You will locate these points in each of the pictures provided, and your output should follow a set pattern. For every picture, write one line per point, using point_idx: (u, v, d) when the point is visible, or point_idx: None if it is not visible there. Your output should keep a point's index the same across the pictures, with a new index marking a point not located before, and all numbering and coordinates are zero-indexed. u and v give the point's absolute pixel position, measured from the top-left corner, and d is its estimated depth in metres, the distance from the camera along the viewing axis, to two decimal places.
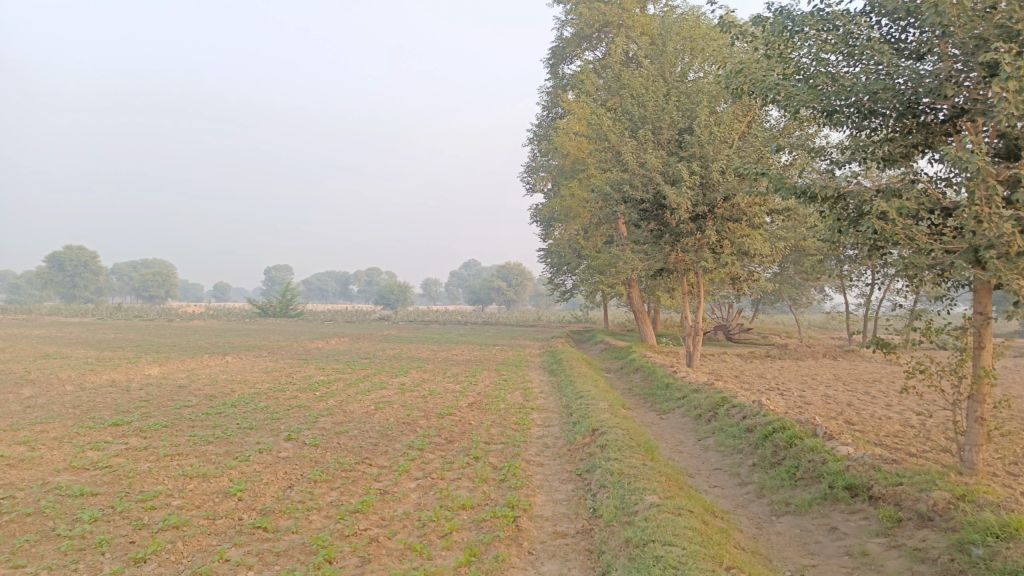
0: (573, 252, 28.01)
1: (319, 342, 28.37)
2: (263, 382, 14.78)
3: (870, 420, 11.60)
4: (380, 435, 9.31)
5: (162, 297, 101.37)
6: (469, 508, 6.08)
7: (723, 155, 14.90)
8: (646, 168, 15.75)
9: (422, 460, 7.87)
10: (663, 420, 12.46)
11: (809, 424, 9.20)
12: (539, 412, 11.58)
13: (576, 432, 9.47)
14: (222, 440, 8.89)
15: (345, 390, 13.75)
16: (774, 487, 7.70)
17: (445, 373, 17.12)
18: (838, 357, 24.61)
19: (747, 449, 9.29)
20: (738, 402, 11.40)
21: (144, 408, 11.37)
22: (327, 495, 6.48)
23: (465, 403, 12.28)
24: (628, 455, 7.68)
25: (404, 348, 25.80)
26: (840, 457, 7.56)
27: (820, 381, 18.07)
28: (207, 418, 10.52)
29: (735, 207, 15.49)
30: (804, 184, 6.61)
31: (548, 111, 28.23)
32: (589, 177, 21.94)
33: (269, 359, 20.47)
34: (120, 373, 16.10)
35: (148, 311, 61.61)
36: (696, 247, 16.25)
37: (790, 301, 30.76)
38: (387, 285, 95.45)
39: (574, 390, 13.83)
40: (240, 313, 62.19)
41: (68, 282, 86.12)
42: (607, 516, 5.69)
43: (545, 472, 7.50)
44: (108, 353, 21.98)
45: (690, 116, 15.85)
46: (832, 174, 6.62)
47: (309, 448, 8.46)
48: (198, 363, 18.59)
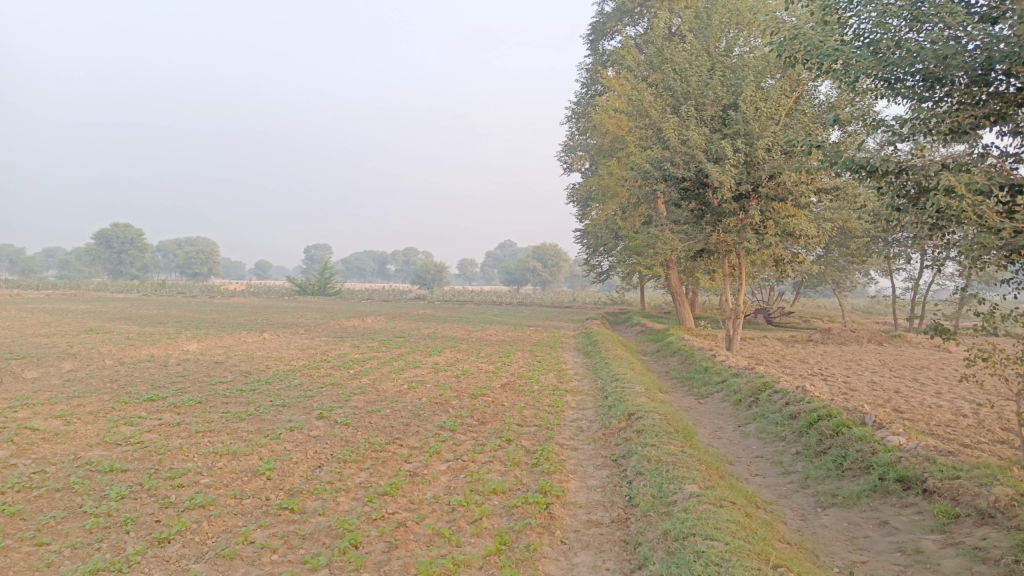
0: (611, 233, 27.60)
1: (355, 320, 28.55)
2: (298, 360, 14.81)
3: (920, 408, 11.12)
4: (413, 415, 9.19)
5: (204, 275, 103.42)
6: (500, 493, 5.88)
7: (769, 132, 14.36)
8: (688, 146, 15.28)
9: (454, 442, 7.71)
10: (701, 404, 12.13)
11: (857, 412, 8.80)
12: (573, 394, 11.36)
13: (612, 416, 9.22)
14: (254, 417, 8.85)
15: (379, 369, 13.70)
16: (820, 477, 7.35)
17: (479, 353, 16.99)
18: (884, 342, 23.85)
19: (790, 437, 8.93)
20: (780, 387, 11.01)
21: (180, 383, 11.44)
22: (356, 476, 6.35)
23: (499, 383, 12.12)
24: (666, 441, 7.41)
25: (439, 327, 25.77)
26: (891, 447, 7.17)
27: (866, 367, 17.49)
28: (241, 394, 10.54)
29: (781, 186, 14.94)
30: (860, 159, 6.25)
31: (588, 89, 27.72)
32: (629, 155, 21.47)
33: (306, 336, 20.60)
34: (160, 348, 16.32)
35: (191, 287, 62.93)
36: (738, 227, 15.78)
37: (835, 285, 29.92)
38: (423, 264, 95.89)
39: (609, 372, 13.57)
40: (279, 291, 63.11)
41: (115, 258, 88.42)
42: (644, 505, 5.45)
43: (580, 457, 7.27)
44: (150, 328, 22.39)
45: (735, 92, 15.31)
46: (892, 148, 6.23)
47: (340, 427, 8.36)
48: (235, 339, 18.77)
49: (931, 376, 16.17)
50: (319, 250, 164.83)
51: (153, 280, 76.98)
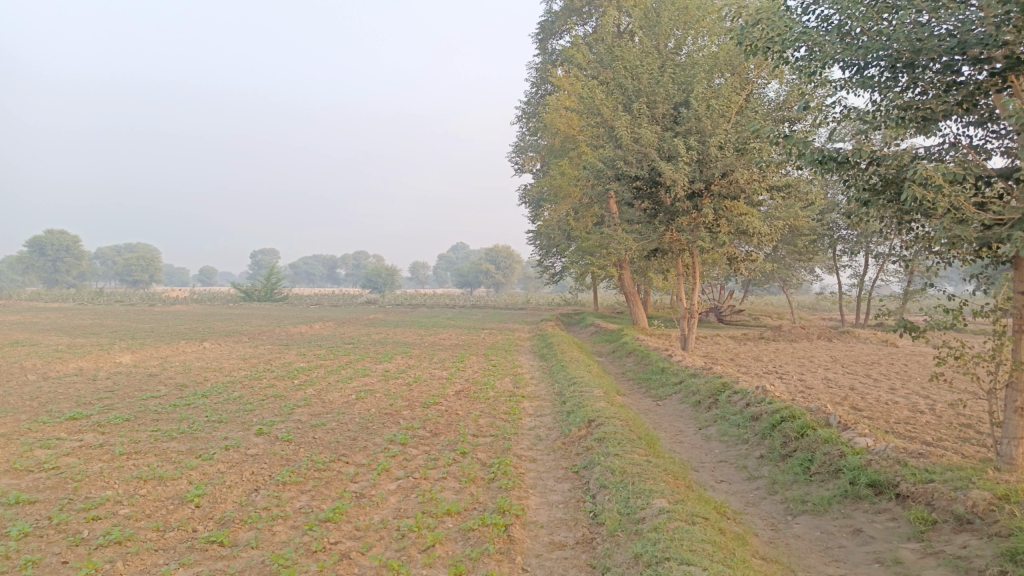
0: (563, 234, 27.34)
1: (303, 326, 27.64)
2: (239, 370, 14.03)
3: (877, 405, 11.05)
4: (360, 428, 8.64)
5: (146, 282, 100.03)
6: (455, 514, 5.42)
7: (722, 129, 14.21)
8: (641, 144, 15.01)
9: (405, 457, 7.19)
10: (660, 407, 11.86)
11: (821, 413, 8.58)
12: (530, 400, 10.95)
13: (571, 422, 8.82)
14: (186, 435, 8.17)
15: (326, 378, 13.03)
16: (787, 483, 7.08)
17: (431, 359, 16.44)
18: (833, 339, 24.13)
19: (753, 440, 8.67)
20: (740, 388, 10.78)
21: (108, 399, 10.59)
22: (296, 500, 5.80)
23: (452, 390, 11.62)
24: (629, 450, 7.03)
25: (389, 333, 25.06)
26: (859, 449, 6.94)
27: (818, 364, 17.53)
28: (173, 410, 9.79)
29: (733, 183, 14.77)
30: (829, 150, 6.02)
31: (538, 88, 27.45)
32: (581, 154, 21.20)
33: (249, 345, 19.68)
34: (89, 361, 15.30)
35: (131, 295, 60.50)
36: (692, 226, 15.62)
37: (782, 282, 30.24)
38: (374, 268, 94.51)
39: (566, 376, 13.20)
40: (224, 298, 61.16)
41: (50, 267, 84.63)
42: (611, 523, 5.04)
43: (539, 470, 6.84)
44: (80, 339, 21.11)
45: (686, 90, 15.11)
46: (859, 137, 6.01)
47: (280, 444, 7.74)
48: (172, 350, 17.79)
49: (883, 371, 16.26)
50: (267, 255, 161.16)
51: (91, 288, 74.15)
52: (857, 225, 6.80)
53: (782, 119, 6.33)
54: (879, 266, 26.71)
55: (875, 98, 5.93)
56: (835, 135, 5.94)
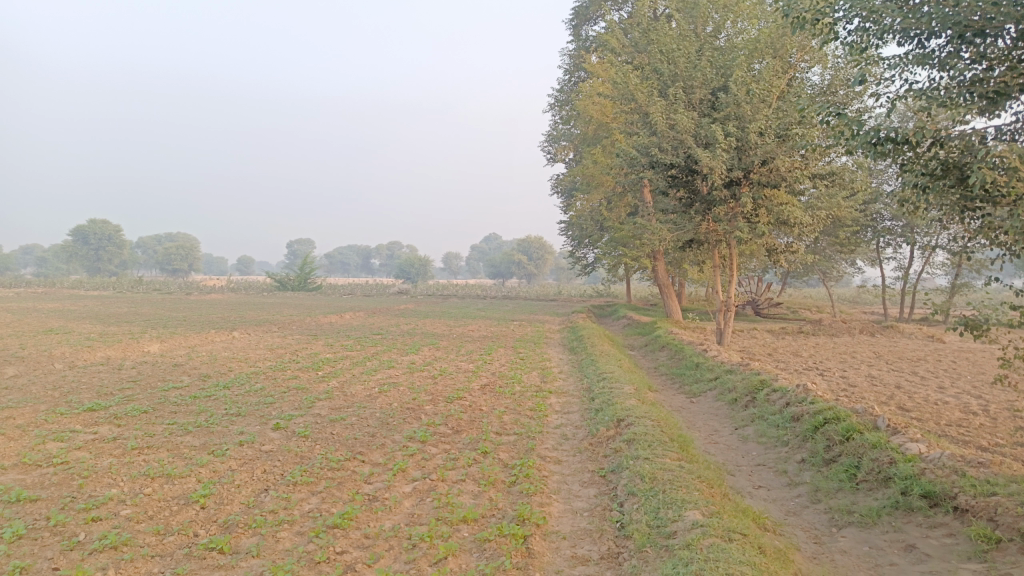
0: (596, 224, 26.82)
1: (334, 316, 27.59)
2: (264, 361, 13.86)
3: (926, 406, 10.42)
4: (380, 424, 8.32)
5: (185, 271, 101.80)
6: (472, 522, 5.08)
7: (762, 114, 13.59)
8: (677, 130, 14.44)
9: (423, 457, 6.85)
10: (694, 404, 11.37)
11: (867, 414, 8.03)
12: (557, 396, 10.55)
13: (599, 422, 8.40)
14: (202, 429, 7.94)
15: (351, 370, 12.78)
16: (831, 491, 6.58)
17: (459, 351, 16.13)
18: (875, 334, 23.25)
19: (793, 443, 8.15)
20: (779, 385, 10.24)
21: (129, 390, 10.46)
22: (305, 503, 5.49)
23: (477, 385, 11.29)
24: (660, 453, 6.60)
25: (419, 323, 24.82)
26: (911, 456, 6.40)
27: (861, 360, 16.82)
28: (193, 402, 9.58)
29: (773, 171, 14.13)
30: (885, 130, 5.53)
31: (571, 75, 26.91)
32: (614, 142, 20.64)
33: (277, 335, 19.57)
34: (117, 350, 15.30)
35: (170, 284, 61.35)
36: (729, 216, 15.03)
37: (822, 275, 29.30)
38: (407, 258, 94.80)
39: (596, 370, 12.78)
40: (260, 287, 61.74)
41: (93, 255, 86.50)
42: (638, 537, 4.64)
43: (563, 473, 6.45)
44: (113, 328, 21.23)
45: (725, 74, 14.50)
46: (920, 116, 5.48)
47: (296, 440, 7.47)
48: (201, 339, 17.74)
49: (930, 368, 15.49)
50: (303, 245, 162.97)
51: (132, 277, 75.59)
52: (912, 215, 6.29)
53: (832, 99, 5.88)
54: (925, 258, 25.82)
55: (939, 72, 5.38)
56: (892, 114, 5.45)
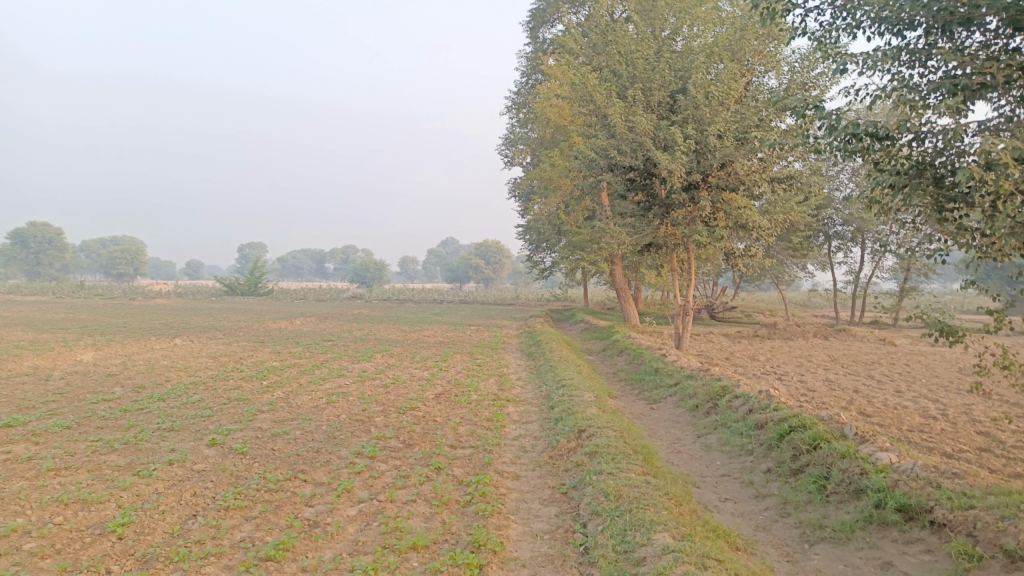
0: (553, 227, 26.52)
1: (283, 322, 26.71)
2: (206, 370, 13.13)
3: (887, 411, 10.30)
4: (326, 438, 7.79)
5: (130, 276, 98.49)
6: (422, 550, 4.63)
7: (721, 116, 13.41)
8: (636, 132, 14.17)
9: (371, 474, 6.36)
10: (654, 411, 11.08)
11: (834, 422, 7.80)
12: (515, 404, 10.14)
13: (559, 432, 8.01)
14: (130, 447, 7.30)
15: (298, 379, 12.18)
16: (800, 504, 6.30)
17: (414, 358, 15.59)
18: (829, 337, 23.45)
19: (758, 452, 7.89)
20: (741, 392, 10.00)
21: (54, 403, 9.68)
22: (237, 530, 4.96)
23: (432, 394, 10.80)
24: (625, 467, 6.23)
25: (372, 329, 24.15)
26: (882, 466, 6.15)
27: (817, 364, 16.82)
28: (123, 415, 8.89)
29: (732, 175, 14.00)
30: (865, 125, 5.36)
31: (528, 78, 26.64)
32: (572, 144, 20.38)
33: (223, 342, 18.69)
34: (46, 359, 14.34)
35: (114, 289, 59.23)
36: (688, 220, 14.85)
37: (774, 279, 29.58)
38: (362, 263, 93.43)
39: (554, 377, 12.40)
40: (209, 291, 60.05)
41: (32, 259, 83.05)
42: (604, 565, 4.25)
43: (522, 490, 6.03)
44: (47, 335, 20.08)
45: (683, 77, 14.30)
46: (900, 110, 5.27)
47: (233, 458, 6.89)
48: (141, 347, 16.83)
49: (885, 372, 15.55)
50: (254, 249, 159.64)
51: (73, 281, 72.78)
52: (884, 212, 6.19)
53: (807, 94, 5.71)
54: (875, 262, 26.34)
55: (919, 63, 5.17)
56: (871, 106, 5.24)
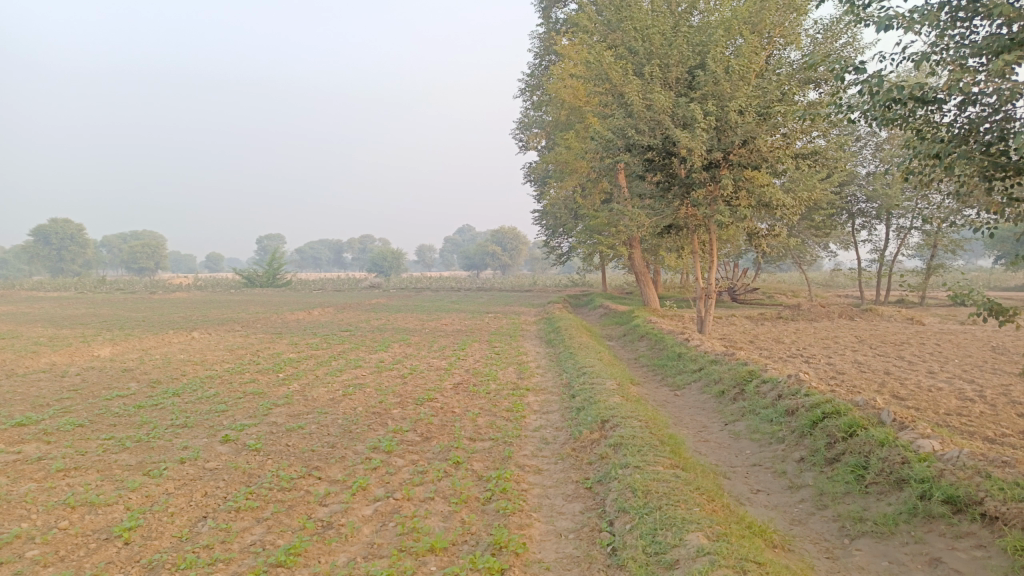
0: (570, 211, 26.16)
1: (301, 313, 26.64)
2: (222, 363, 12.99)
3: (921, 394, 9.91)
4: (342, 432, 7.58)
5: (151, 270, 99.28)
6: (440, 552, 4.38)
7: (743, 91, 12.99)
8: (654, 109, 13.76)
9: (387, 471, 6.13)
10: (678, 398, 10.78)
11: (869, 408, 7.46)
12: (535, 393, 9.88)
13: (581, 423, 7.73)
14: (142, 444, 7.13)
15: (314, 371, 12.00)
16: (838, 495, 5.99)
17: (432, 347, 15.37)
18: (855, 317, 22.94)
19: (790, 440, 7.57)
20: (769, 376, 9.66)
21: (69, 400, 9.55)
22: (247, 534, 4.75)
23: (450, 384, 10.57)
24: (652, 460, 5.94)
25: (390, 319, 23.97)
26: (925, 455, 5.81)
27: (845, 345, 16.40)
28: (137, 412, 8.73)
29: (754, 151, 13.58)
30: (910, 87, 5.10)
31: (541, 59, 26.21)
32: (588, 126, 19.98)
33: (240, 334, 18.59)
34: (64, 355, 14.28)
35: (135, 283, 59.63)
36: (709, 200, 14.46)
37: (796, 259, 29.02)
38: (379, 252, 93.49)
39: (575, 364, 12.12)
40: (227, 284, 60.32)
41: (55, 256, 83.85)
42: (634, 569, 3.98)
43: (544, 485, 5.77)
44: (67, 331, 20.10)
45: (701, 52, 13.82)
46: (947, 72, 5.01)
47: (246, 455, 6.69)
48: (158, 341, 16.76)
49: (916, 352, 15.10)
50: (272, 241, 160.37)
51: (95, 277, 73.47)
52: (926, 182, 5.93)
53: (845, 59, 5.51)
54: (900, 240, 25.79)
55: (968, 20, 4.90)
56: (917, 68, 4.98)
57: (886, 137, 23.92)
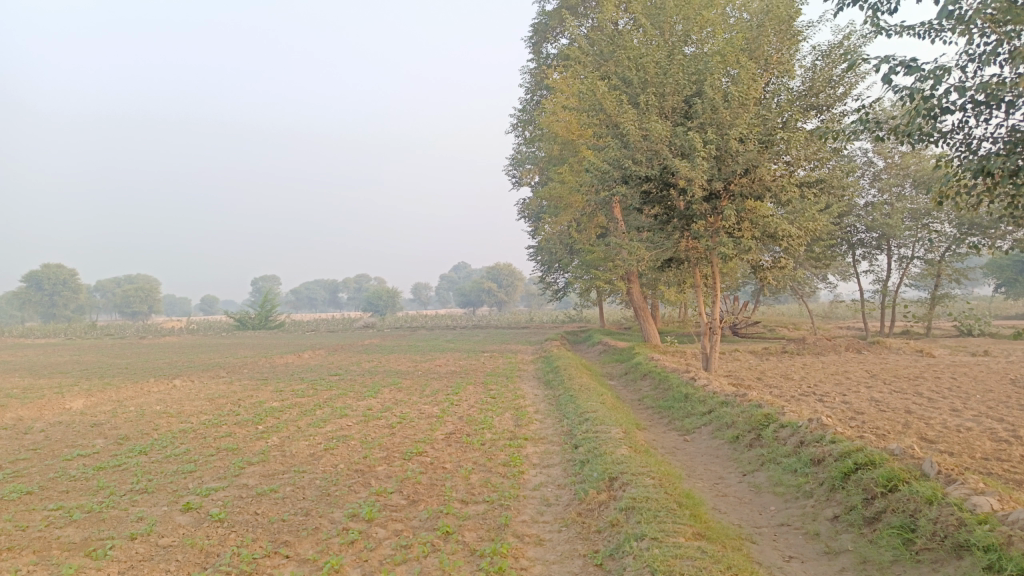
0: (565, 246, 25.55)
1: (290, 356, 25.70)
2: (199, 414, 12.15)
3: (952, 435, 9.15)
4: (320, 496, 6.78)
5: (145, 314, 98.39)
6: None
7: (743, 119, 12.47)
8: (651, 139, 13.19)
9: (366, 545, 5.33)
10: (688, 444, 10.00)
11: (907, 457, 6.71)
12: (534, 443, 9.09)
13: (586, 479, 6.95)
14: (92, 516, 6.31)
15: (296, 422, 11.17)
16: (885, 564, 5.20)
17: (424, 392, 14.54)
18: (863, 350, 22.20)
19: (819, 494, 6.79)
20: (788, 420, 8.89)
21: (23, 462, 8.72)
22: None
23: (442, 433, 9.76)
24: (669, 527, 5.19)
25: (382, 360, 23.10)
26: (984, 516, 5.05)
27: (856, 380, 15.64)
28: (94, 475, 7.91)
29: (756, 181, 13.03)
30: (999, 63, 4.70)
31: (533, 94, 25.92)
32: (582, 159, 19.51)
33: (224, 381, 17.72)
34: (32, 408, 13.41)
35: (127, 328, 58.71)
36: (711, 232, 13.83)
37: (796, 291, 28.37)
38: (374, 292, 92.76)
39: (575, 409, 11.32)
40: (220, 326, 59.54)
41: (47, 301, 82.84)
42: None
43: (548, 561, 4.99)
44: (44, 381, 19.21)
45: (698, 80, 13.31)
46: None
47: (207, 527, 5.89)
48: (137, 390, 15.88)
49: (933, 387, 14.36)
50: (267, 281, 160.17)
51: (86, 322, 72.50)
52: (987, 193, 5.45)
53: (890, 57, 5.34)
54: (902, 269, 25.21)
55: None
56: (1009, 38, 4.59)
57: (886, 165, 23.62)
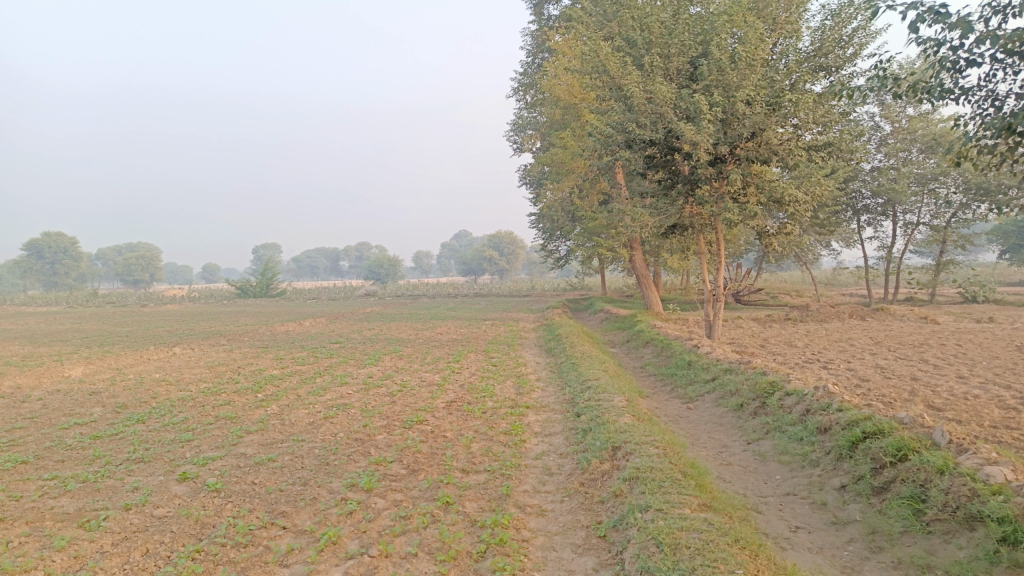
0: (566, 213, 25.24)
1: (292, 324, 25.61)
2: (198, 383, 12.03)
3: (959, 403, 9.00)
4: (318, 465, 6.66)
5: (147, 283, 98.40)
6: None
7: (751, 81, 12.13)
8: (655, 102, 12.84)
9: (364, 516, 5.22)
10: (692, 412, 9.88)
11: (916, 425, 6.57)
12: (536, 412, 8.97)
13: (590, 449, 6.83)
14: (86, 486, 6.20)
15: (295, 390, 11.06)
16: (895, 535, 5.09)
17: (425, 360, 14.42)
18: (866, 317, 22.04)
19: (826, 463, 6.67)
20: (793, 388, 8.75)
21: (19, 431, 8.61)
22: None
23: (442, 402, 9.64)
24: (674, 498, 5.06)
25: (383, 328, 22.98)
26: (998, 487, 4.92)
27: (860, 348, 15.48)
28: (91, 444, 7.80)
29: (763, 145, 12.72)
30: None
31: (534, 57, 25.40)
32: (585, 123, 19.14)
33: (224, 349, 17.61)
34: (30, 376, 13.31)
35: (129, 296, 58.66)
36: (715, 197, 13.56)
37: (799, 258, 28.12)
38: (375, 259, 92.55)
39: (578, 376, 11.19)
40: (222, 294, 59.46)
41: (49, 269, 82.76)
42: None
43: (550, 532, 4.87)
44: (44, 349, 19.12)
45: (704, 41, 12.91)
46: None
47: (202, 498, 5.78)
48: (137, 358, 15.78)
49: (938, 355, 14.21)
50: (269, 249, 160.16)
51: (88, 290, 72.47)
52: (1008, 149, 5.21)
53: (917, 3, 5.07)
54: (907, 236, 24.91)
55: None
56: None
57: (892, 130, 23.22)
